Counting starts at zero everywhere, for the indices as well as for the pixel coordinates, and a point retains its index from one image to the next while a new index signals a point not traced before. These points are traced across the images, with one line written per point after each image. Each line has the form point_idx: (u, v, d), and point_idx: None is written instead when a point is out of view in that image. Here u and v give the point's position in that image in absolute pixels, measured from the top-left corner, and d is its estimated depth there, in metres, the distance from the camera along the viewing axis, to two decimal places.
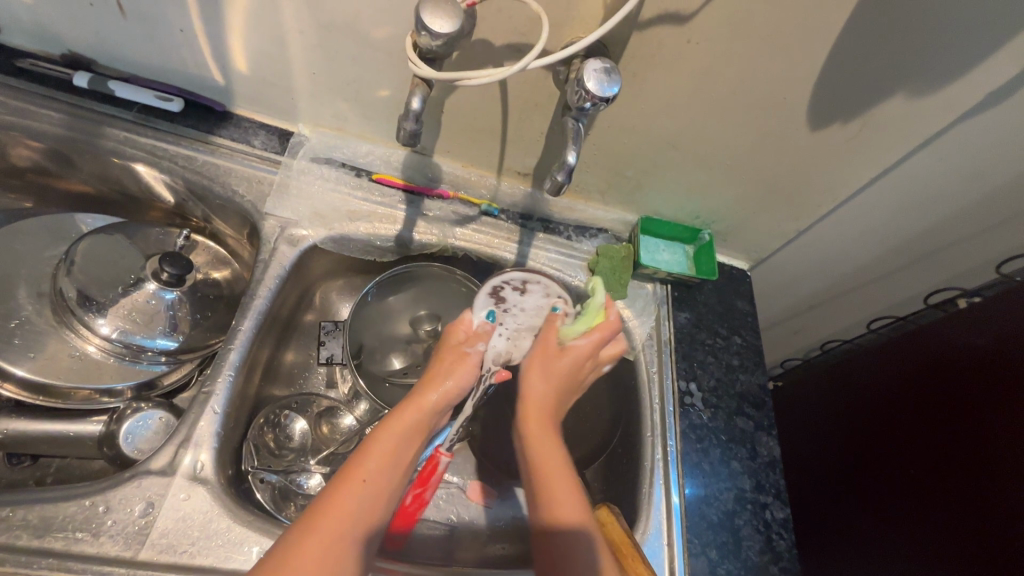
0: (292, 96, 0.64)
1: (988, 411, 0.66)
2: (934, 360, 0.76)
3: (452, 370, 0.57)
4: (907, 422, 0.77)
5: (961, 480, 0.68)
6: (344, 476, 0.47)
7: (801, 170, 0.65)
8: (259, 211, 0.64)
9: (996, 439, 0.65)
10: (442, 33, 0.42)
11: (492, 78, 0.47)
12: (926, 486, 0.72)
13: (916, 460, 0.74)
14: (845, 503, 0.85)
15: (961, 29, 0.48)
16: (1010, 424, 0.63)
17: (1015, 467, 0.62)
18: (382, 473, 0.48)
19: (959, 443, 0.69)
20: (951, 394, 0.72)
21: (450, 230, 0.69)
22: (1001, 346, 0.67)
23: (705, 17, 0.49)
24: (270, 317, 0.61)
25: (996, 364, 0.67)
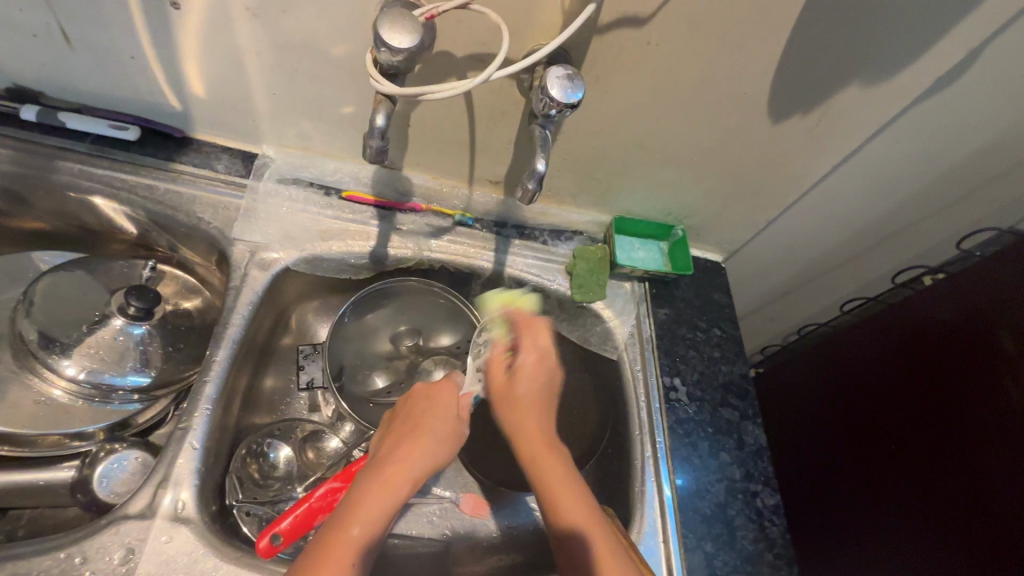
0: (253, 118, 0.62)
1: (964, 385, 0.69)
2: (907, 336, 0.79)
3: (435, 421, 0.56)
4: (887, 401, 0.79)
5: (941, 454, 0.70)
6: (328, 536, 0.44)
7: (766, 162, 0.67)
8: (227, 237, 0.62)
9: (975, 412, 0.67)
10: (402, 48, 0.42)
11: (458, 91, 0.46)
12: (909, 462, 0.74)
13: (895, 435, 0.77)
14: (829, 483, 0.87)
15: (908, 20, 0.50)
16: (990, 396, 0.65)
17: (994, 437, 0.64)
18: (366, 542, 0.45)
19: (938, 417, 0.71)
20: (924, 367, 0.75)
21: (425, 243, 0.69)
22: (969, 319, 0.70)
23: (661, 20, 0.50)
24: (245, 344, 0.60)
25: (967, 337, 0.70)
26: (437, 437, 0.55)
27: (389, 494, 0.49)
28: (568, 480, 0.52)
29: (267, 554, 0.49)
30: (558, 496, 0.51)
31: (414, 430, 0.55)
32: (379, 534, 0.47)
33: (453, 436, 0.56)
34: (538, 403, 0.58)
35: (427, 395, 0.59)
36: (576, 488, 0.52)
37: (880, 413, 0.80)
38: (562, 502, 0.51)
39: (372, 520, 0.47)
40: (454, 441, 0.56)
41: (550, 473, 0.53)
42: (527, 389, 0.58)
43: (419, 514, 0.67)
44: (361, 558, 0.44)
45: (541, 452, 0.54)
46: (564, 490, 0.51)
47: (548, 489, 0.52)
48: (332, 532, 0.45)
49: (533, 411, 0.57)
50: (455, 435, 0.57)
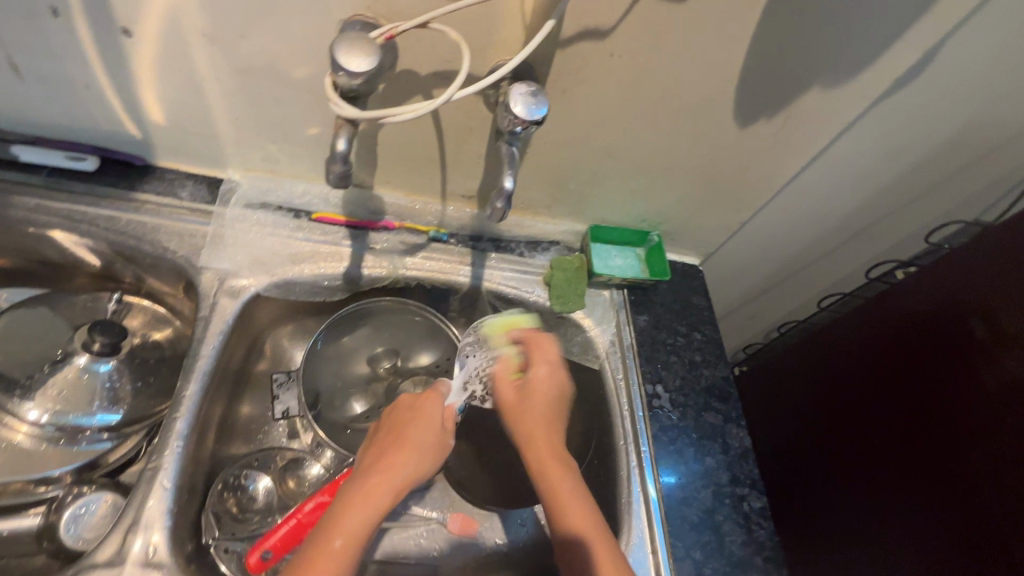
0: (217, 143, 0.61)
1: (943, 376, 0.69)
2: (885, 329, 0.80)
3: (422, 429, 0.56)
4: (870, 394, 0.80)
5: (924, 445, 0.70)
6: (314, 546, 0.46)
7: (735, 167, 0.67)
8: (194, 266, 0.60)
9: (955, 400, 0.68)
10: (360, 71, 0.41)
11: (418, 112, 0.45)
12: (895, 454, 0.74)
13: (880, 427, 0.77)
14: (817, 479, 0.87)
15: (865, 25, 0.51)
16: (968, 385, 0.66)
17: (974, 427, 0.65)
18: (347, 558, 0.46)
19: (919, 409, 0.72)
20: (902, 358, 0.76)
21: (400, 261, 0.68)
22: (944, 308, 0.71)
23: (624, 32, 0.50)
24: (217, 376, 0.58)
25: (942, 327, 0.71)
26: (424, 443, 0.55)
27: (376, 502, 0.50)
28: (566, 486, 0.54)
29: (256, 569, 0.52)
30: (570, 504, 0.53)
31: (400, 438, 0.55)
32: (367, 539, 0.49)
33: (440, 445, 0.56)
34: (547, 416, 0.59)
35: (415, 401, 0.59)
36: (579, 490, 0.54)
37: (864, 406, 0.81)
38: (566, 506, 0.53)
39: (356, 534, 0.47)
40: (440, 449, 0.56)
41: (558, 484, 0.54)
42: (544, 396, 0.60)
43: (406, 538, 0.66)
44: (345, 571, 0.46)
45: (550, 461, 0.56)
46: (570, 495, 0.53)
47: (558, 498, 0.53)
48: (318, 541, 0.47)
49: (544, 423, 0.58)
50: (442, 444, 0.57)
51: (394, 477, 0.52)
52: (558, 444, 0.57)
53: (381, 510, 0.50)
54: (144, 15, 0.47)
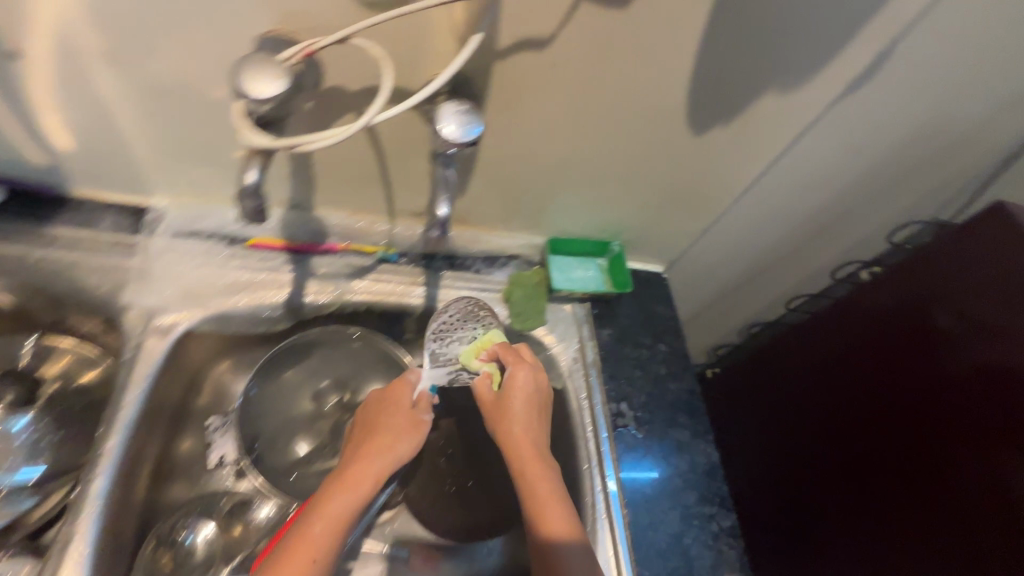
0: (137, 169, 0.56)
1: (923, 372, 0.70)
2: (858, 330, 0.81)
3: (397, 420, 0.57)
4: (851, 389, 0.81)
5: (905, 440, 0.71)
6: (292, 538, 0.47)
7: (693, 174, 0.65)
8: (117, 304, 0.56)
9: (931, 388, 0.68)
10: (268, 97, 0.37)
11: (338, 137, 0.39)
12: (878, 446, 0.75)
13: (866, 425, 0.78)
14: (810, 483, 0.87)
15: (816, 26, 0.49)
16: (947, 381, 0.66)
17: (954, 422, 0.65)
18: (328, 541, 0.47)
19: (899, 403, 0.72)
20: (880, 354, 0.76)
21: (347, 285, 0.64)
22: (914, 302, 0.72)
23: (563, 41, 0.47)
24: (146, 422, 0.54)
25: (915, 321, 0.72)
26: (399, 432, 0.56)
27: (353, 494, 0.51)
28: (540, 477, 0.55)
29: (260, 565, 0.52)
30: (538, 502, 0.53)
31: (375, 426, 0.56)
32: (346, 530, 0.50)
33: (417, 424, 0.58)
34: (530, 409, 0.59)
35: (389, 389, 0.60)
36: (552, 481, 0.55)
37: (846, 406, 0.81)
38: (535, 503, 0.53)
39: (335, 520, 0.49)
40: (417, 431, 0.57)
41: (533, 479, 0.55)
42: (517, 401, 0.58)
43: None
44: (327, 552, 0.47)
45: (525, 455, 0.56)
46: (540, 489, 0.54)
47: (527, 495, 0.54)
48: (296, 535, 0.48)
49: (522, 422, 0.58)
50: (418, 424, 0.58)
51: (370, 470, 0.53)
52: (535, 440, 0.58)
53: (359, 501, 0.51)
54: (31, 37, 0.42)
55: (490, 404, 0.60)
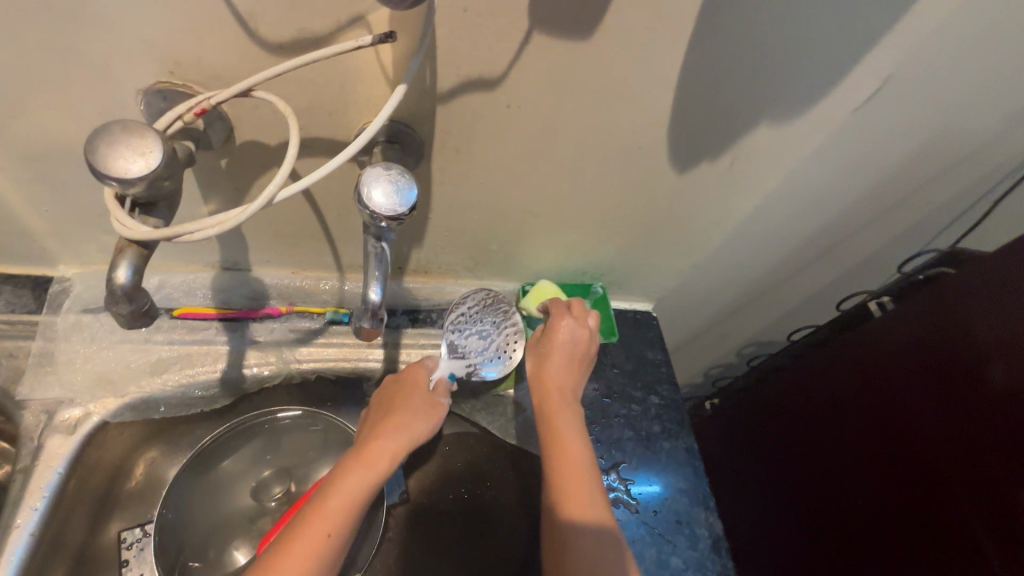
0: (32, 239, 0.48)
1: (942, 407, 0.63)
2: (858, 362, 0.76)
3: (416, 404, 0.53)
4: (862, 427, 0.73)
5: (926, 482, 0.63)
6: (302, 511, 0.43)
7: (679, 211, 0.57)
8: (14, 398, 0.48)
9: (934, 407, 0.63)
10: (133, 176, 0.29)
11: (219, 228, 0.31)
12: (888, 470, 0.69)
13: (871, 455, 0.71)
14: (822, 524, 0.79)
15: (815, 52, 0.41)
16: (967, 415, 0.59)
17: (979, 463, 0.58)
18: (345, 517, 0.43)
19: (915, 441, 0.65)
20: (882, 385, 0.71)
21: (291, 354, 0.56)
22: (916, 329, 0.68)
23: (517, 80, 0.39)
24: (51, 536, 0.46)
25: (916, 349, 0.67)
26: (417, 414, 0.52)
27: (368, 470, 0.46)
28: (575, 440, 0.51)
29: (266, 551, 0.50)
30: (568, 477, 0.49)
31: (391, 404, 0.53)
32: (360, 510, 0.45)
33: (435, 407, 0.54)
34: (569, 371, 0.55)
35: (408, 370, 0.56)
36: (584, 454, 0.51)
37: (849, 442, 0.75)
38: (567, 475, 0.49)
39: (353, 496, 0.44)
40: (435, 412, 0.54)
41: (565, 442, 0.51)
42: (561, 353, 0.55)
43: None
44: (342, 526, 0.43)
45: (559, 421, 0.52)
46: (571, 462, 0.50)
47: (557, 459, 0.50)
48: (307, 512, 0.43)
49: (560, 377, 0.54)
50: (436, 406, 0.54)
51: (386, 447, 0.49)
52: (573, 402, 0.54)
53: (377, 477, 0.47)
54: None
55: (535, 347, 0.57)
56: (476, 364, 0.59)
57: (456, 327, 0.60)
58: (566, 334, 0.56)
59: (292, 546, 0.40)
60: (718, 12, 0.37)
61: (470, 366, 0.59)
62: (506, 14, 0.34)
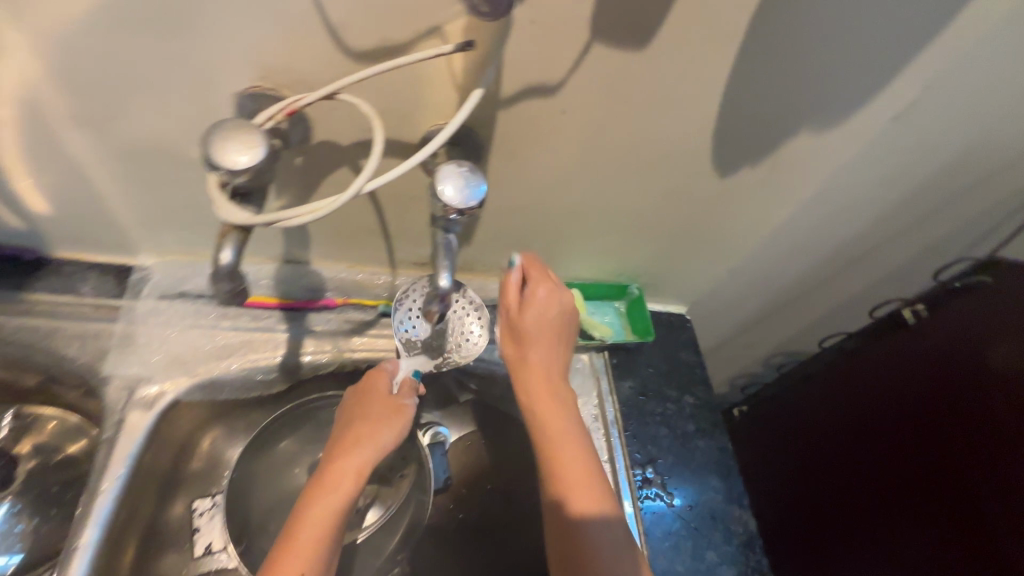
0: (119, 229, 0.53)
1: (969, 420, 0.66)
2: (880, 366, 0.80)
3: (376, 415, 0.51)
4: (886, 430, 0.77)
5: (951, 487, 0.67)
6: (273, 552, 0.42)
7: (718, 215, 0.60)
8: (98, 374, 0.52)
9: (958, 413, 0.68)
10: (241, 168, 0.33)
11: (317, 215, 0.35)
12: (909, 470, 0.73)
13: (892, 455, 0.75)
14: (839, 518, 0.83)
15: (857, 63, 0.44)
16: (993, 429, 0.63)
17: (1002, 473, 0.62)
18: (317, 554, 0.42)
19: (940, 452, 0.69)
20: (905, 389, 0.75)
21: (345, 342, 0.59)
22: (939, 338, 0.72)
23: (575, 87, 0.42)
24: (129, 503, 0.50)
25: (939, 356, 0.71)
26: (375, 428, 0.50)
27: (332, 498, 0.45)
28: (565, 431, 0.51)
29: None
30: (565, 472, 0.48)
31: (350, 416, 0.51)
32: (333, 539, 0.44)
33: (396, 413, 0.52)
34: (547, 351, 0.54)
35: (362, 381, 0.54)
36: (576, 442, 0.50)
37: (871, 442, 0.79)
38: (558, 473, 0.48)
39: (322, 526, 0.44)
40: (400, 416, 0.52)
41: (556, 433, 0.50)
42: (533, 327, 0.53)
43: None
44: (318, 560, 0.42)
45: (544, 413, 0.52)
46: (562, 457, 0.49)
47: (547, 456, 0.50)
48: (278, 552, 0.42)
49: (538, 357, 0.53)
50: (400, 409, 0.52)
51: (348, 470, 0.47)
52: (557, 384, 0.53)
53: (343, 504, 0.45)
54: None
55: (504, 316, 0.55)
56: (441, 354, 0.57)
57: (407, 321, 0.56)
58: (537, 306, 0.53)
59: None
60: (767, 25, 0.39)
61: (436, 357, 0.57)
62: (570, 25, 0.37)
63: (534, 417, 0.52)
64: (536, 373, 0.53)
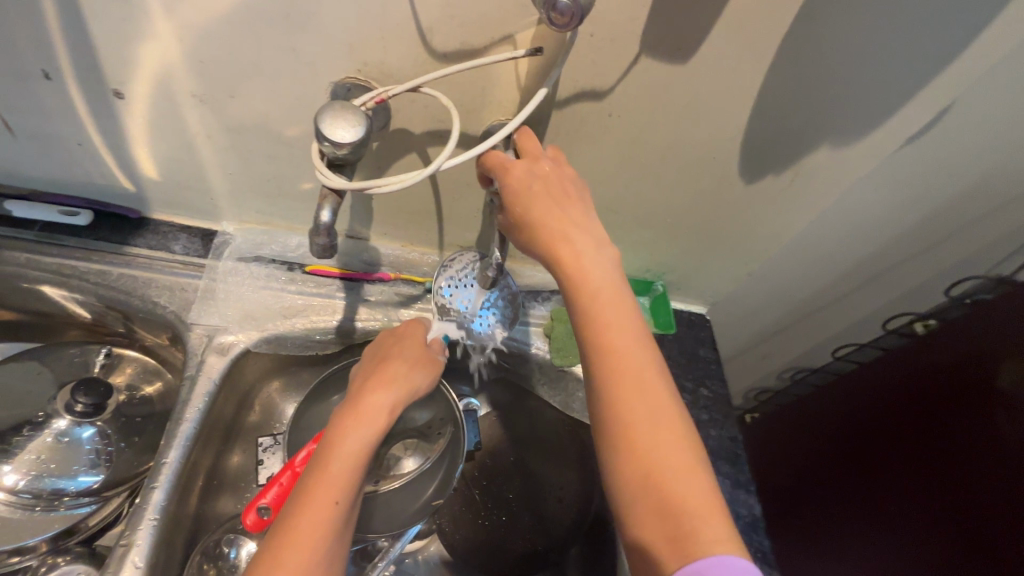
0: (210, 197, 0.60)
1: (969, 438, 0.73)
2: (885, 382, 0.84)
3: (408, 360, 0.53)
4: (889, 443, 0.82)
5: (952, 502, 0.73)
6: (310, 471, 0.44)
7: (741, 220, 0.65)
8: (183, 322, 0.60)
9: (960, 434, 0.74)
10: (345, 142, 0.40)
11: (402, 185, 0.43)
12: (908, 482, 0.79)
13: (891, 467, 0.81)
14: (834, 523, 0.89)
15: (873, 85, 0.49)
16: (994, 452, 0.69)
17: (994, 489, 0.69)
18: (347, 479, 0.44)
19: (943, 464, 0.75)
20: (908, 405, 0.80)
21: (395, 313, 0.66)
22: (945, 361, 0.77)
23: (622, 92, 0.48)
24: (203, 434, 0.57)
25: (946, 380, 0.77)
26: (407, 369, 0.52)
27: (366, 428, 0.47)
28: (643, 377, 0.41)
29: (260, 526, 0.50)
30: (651, 443, 0.39)
31: (386, 356, 0.53)
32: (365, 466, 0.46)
33: (427, 361, 0.54)
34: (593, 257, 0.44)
35: (395, 332, 0.57)
36: (660, 395, 0.41)
37: (871, 454, 0.84)
38: (637, 444, 0.39)
39: (354, 453, 0.45)
40: (431, 363, 0.55)
41: (628, 369, 0.41)
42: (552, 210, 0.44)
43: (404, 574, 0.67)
44: (349, 489, 0.44)
45: (617, 355, 0.41)
46: (640, 422, 0.40)
47: (620, 397, 0.40)
48: (313, 474, 0.44)
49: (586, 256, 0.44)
50: (432, 359, 0.55)
51: (381, 404, 0.49)
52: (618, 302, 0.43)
53: (377, 435, 0.47)
54: (135, 79, 0.47)
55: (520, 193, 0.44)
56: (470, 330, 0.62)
57: (451, 292, 0.61)
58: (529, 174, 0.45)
59: (307, 506, 0.42)
60: (794, 47, 0.45)
61: (466, 332, 0.62)
62: (622, 39, 0.44)
63: (603, 356, 0.42)
64: (608, 309, 0.42)
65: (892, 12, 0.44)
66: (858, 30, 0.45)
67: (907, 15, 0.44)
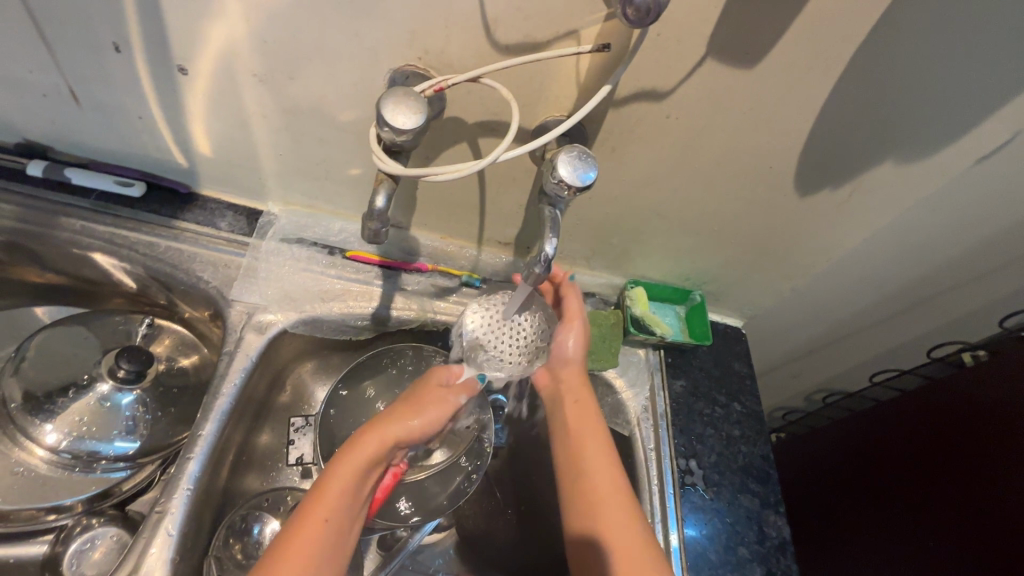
0: (259, 177, 0.61)
1: (990, 466, 0.70)
2: (931, 409, 0.80)
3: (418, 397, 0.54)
4: (930, 471, 0.77)
5: (996, 535, 0.67)
6: (306, 496, 0.47)
7: (791, 233, 0.63)
8: (225, 298, 0.61)
9: (1004, 461, 0.68)
10: (405, 128, 0.40)
11: (460, 174, 0.44)
12: (948, 512, 0.73)
13: (931, 497, 0.76)
14: (871, 552, 0.84)
15: (949, 101, 0.47)
16: None
17: (1012, 515, 0.66)
18: (333, 508, 0.46)
19: (985, 492, 0.70)
20: (953, 432, 0.76)
21: (430, 304, 0.66)
22: (999, 386, 0.72)
23: (683, 95, 0.47)
24: (237, 410, 0.58)
25: (993, 407, 0.72)
26: (410, 405, 0.53)
27: (352, 460, 0.48)
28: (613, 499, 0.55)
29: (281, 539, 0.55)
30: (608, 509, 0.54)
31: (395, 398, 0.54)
32: (354, 497, 0.47)
33: (434, 396, 0.54)
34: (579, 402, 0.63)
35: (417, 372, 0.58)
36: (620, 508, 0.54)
37: (912, 483, 0.80)
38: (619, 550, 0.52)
39: (342, 485, 0.47)
40: (436, 400, 0.53)
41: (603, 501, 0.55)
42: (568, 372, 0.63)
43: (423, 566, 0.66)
44: (335, 518, 0.46)
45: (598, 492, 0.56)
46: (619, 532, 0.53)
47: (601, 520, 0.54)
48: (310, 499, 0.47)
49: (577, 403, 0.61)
50: (442, 395, 0.54)
51: (373, 438, 0.50)
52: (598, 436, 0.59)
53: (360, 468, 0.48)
54: (200, 56, 0.47)
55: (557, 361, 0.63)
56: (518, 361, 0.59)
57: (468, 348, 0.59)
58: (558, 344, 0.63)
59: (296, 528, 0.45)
60: (868, 57, 0.44)
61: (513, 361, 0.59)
62: (690, 41, 0.43)
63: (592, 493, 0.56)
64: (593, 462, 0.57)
65: (978, 25, 0.42)
66: (938, 44, 0.43)
67: (995, 31, 0.42)
